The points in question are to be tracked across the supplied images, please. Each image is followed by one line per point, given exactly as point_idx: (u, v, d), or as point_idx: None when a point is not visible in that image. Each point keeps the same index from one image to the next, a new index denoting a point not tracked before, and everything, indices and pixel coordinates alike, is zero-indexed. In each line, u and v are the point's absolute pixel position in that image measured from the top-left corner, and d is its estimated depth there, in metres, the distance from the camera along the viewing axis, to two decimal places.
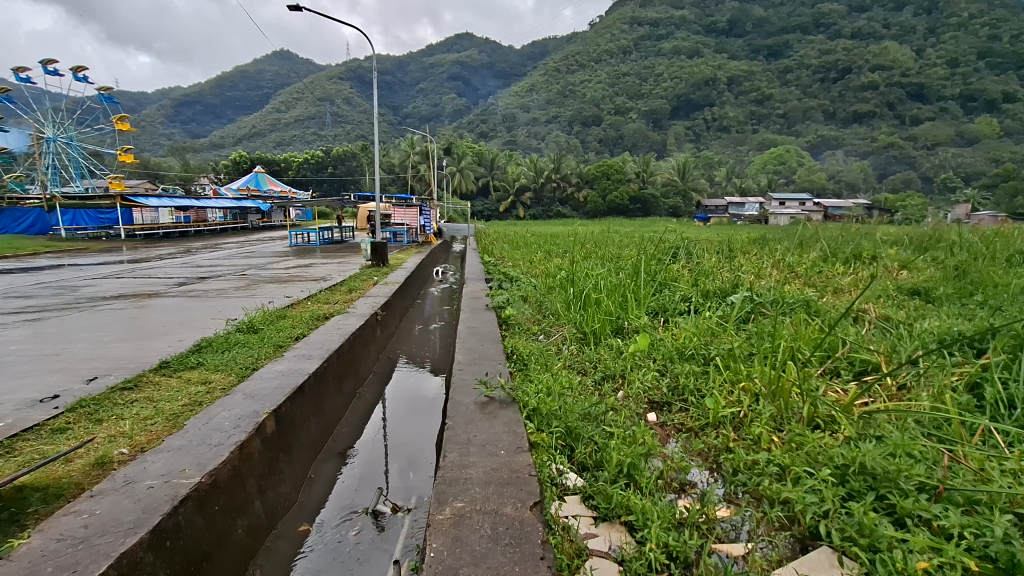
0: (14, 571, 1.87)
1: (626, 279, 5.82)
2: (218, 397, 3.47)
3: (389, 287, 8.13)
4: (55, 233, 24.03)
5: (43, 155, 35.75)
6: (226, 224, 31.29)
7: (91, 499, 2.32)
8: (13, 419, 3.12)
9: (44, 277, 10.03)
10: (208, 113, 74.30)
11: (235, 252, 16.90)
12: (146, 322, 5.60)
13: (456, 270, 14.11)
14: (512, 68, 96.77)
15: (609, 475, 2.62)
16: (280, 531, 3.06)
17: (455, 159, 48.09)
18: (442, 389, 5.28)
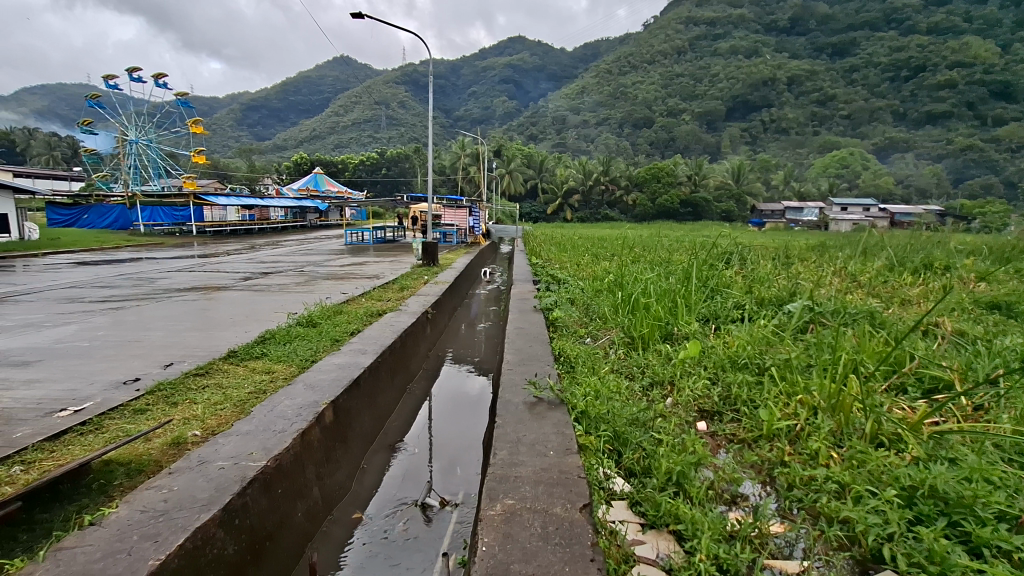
0: (104, 536, 2.05)
1: (675, 284, 5.71)
2: (281, 387, 3.66)
3: (439, 286, 8.31)
4: (136, 228, 26.01)
5: (127, 156, 38.75)
6: (286, 222, 32.92)
7: (168, 475, 2.50)
8: (102, 398, 3.41)
9: (129, 269, 10.91)
10: (273, 117, 78.39)
11: (295, 249, 17.77)
12: (216, 314, 5.97)
13: (504, 271, 14.32)
14: (563, 69, 96.27)
15: (658, 482, 2.58)
16: (336, 516, 3.20)
17: (505, 162, 48.67)
18: (486, 389, 5.35)
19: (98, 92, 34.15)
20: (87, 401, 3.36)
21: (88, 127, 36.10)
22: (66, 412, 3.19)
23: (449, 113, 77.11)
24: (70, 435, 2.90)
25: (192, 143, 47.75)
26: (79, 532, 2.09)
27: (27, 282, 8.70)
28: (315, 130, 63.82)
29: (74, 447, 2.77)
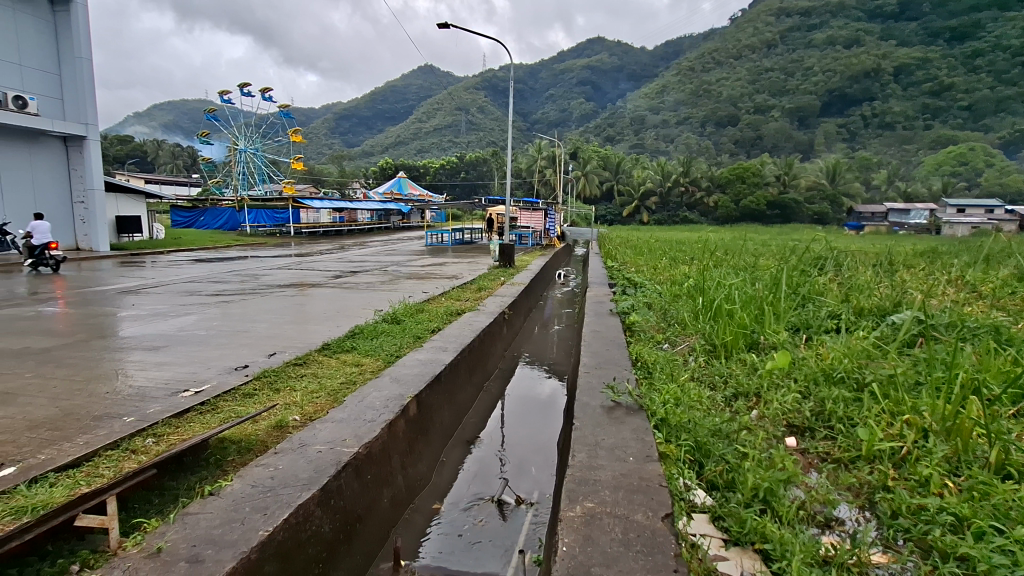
0: (221, 506, 2.29)
1: (762, 290, 5.38)
2: (370, 379, 3.90)
3: (515, 288, 8.43)
4: (244, 229, 28.54)
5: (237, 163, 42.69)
6: (372, 224, 34.77)
7: (274, 455, 2.74)
8: (218, 381, 3.81)
9: (238, 266, 12.07)
10: (362, 125, 83.26)
11: (380, 249, 18.83)
12: (312, 309, 6.45)
13: (578, 274, 14.23)
14: (644, 68, 93.68)
15: (745, 500, 2.43)
16: (417, 505, 3.36)
17: (581, 164, 48.74)
18: (558, 393, 5.35)
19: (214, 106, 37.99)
20: (206, 383, 3.77)
21: (206, 138, 40.31)
22: (189, 392, 3.59)
23: (527, 117, 77.74)
24: (192, 413, 3.27)
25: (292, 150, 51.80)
26: (200, 500, 2.34)
27: (158, 276, 9.90)
28: (399, 137, 66.92)
29: (194, 424, 3.11)
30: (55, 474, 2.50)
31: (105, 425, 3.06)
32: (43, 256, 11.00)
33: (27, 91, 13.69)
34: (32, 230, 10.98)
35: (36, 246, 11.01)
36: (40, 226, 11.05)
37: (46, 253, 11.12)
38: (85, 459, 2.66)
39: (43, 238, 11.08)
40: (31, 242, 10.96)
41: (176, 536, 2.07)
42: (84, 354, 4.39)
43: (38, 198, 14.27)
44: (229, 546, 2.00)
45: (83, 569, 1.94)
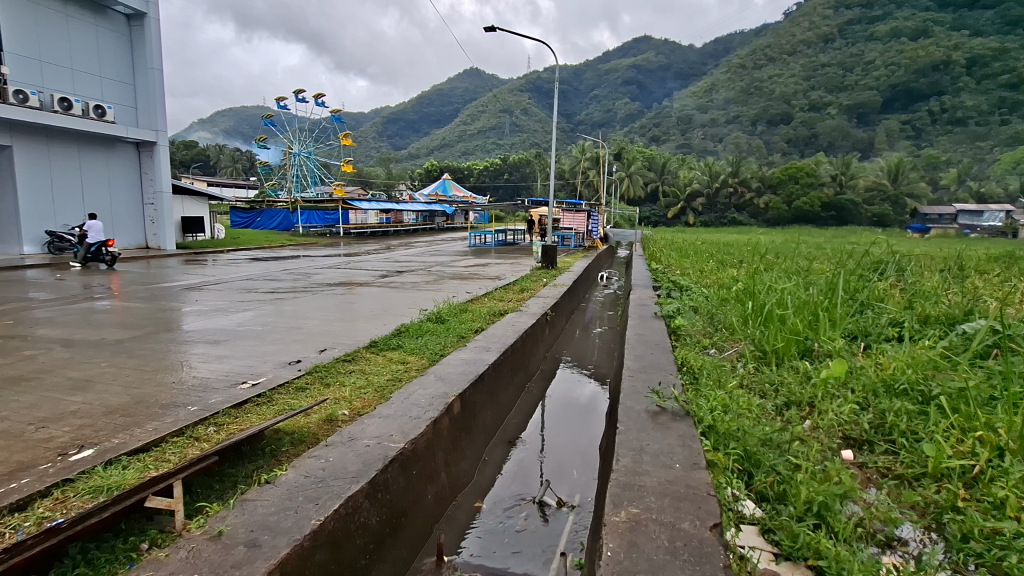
0: (276, 494, 2.39)
1: (817, 295, 5.15)
2: (415, 376, 3.99)
3: (557, 289, 8.42)
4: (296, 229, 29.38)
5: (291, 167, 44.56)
6: (417, 225, 35.53)
7: (325, 447, 2.84)
8: (273, 374, 4.00)
9: (292, 264, 12.63)
10: (409, 128, 85.39)
11: (425, 250, 19.26)
12: (361, 307, 6.67)
13: (621, 276, 14.07)
14: (692, 66, 91.16)
15: (798, 514, 2.32)
16: (460, 502, 3.40)
17: (625, 166, 48.46)
18: (598, 396, 5.30)
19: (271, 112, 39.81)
20: (262, 376, 3.96)
21: (263, 143, 42.26)
22: (247, 384, 3.78)
23: (570, 117, 77.31)
24: (250, 404, 3.43)
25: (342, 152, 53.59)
26: (257, 488, 2.45)
27: (219, 273, 10.48)
28: (444, 139, 68.02)
29: (251, 415, 3.27)
30: (127, 458, 2.69)
31: (171, 413, 3.26)
32: (104, 252, 12.10)
33: (106, 100, 14.78)
34: (90, 229, 11.96)
35: (94, 244, 12.02)
36: (95, 225, 12.05)
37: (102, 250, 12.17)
38: (154, 445, 2.84)
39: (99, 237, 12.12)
40: (89, 240, 11.96)
41: (235, 521, 2.18)
42: (153, 346, 4.69)
43: (114, 199, 15.36)
44: (284, 532, 2.10)
45: (154, 548, 2.08)
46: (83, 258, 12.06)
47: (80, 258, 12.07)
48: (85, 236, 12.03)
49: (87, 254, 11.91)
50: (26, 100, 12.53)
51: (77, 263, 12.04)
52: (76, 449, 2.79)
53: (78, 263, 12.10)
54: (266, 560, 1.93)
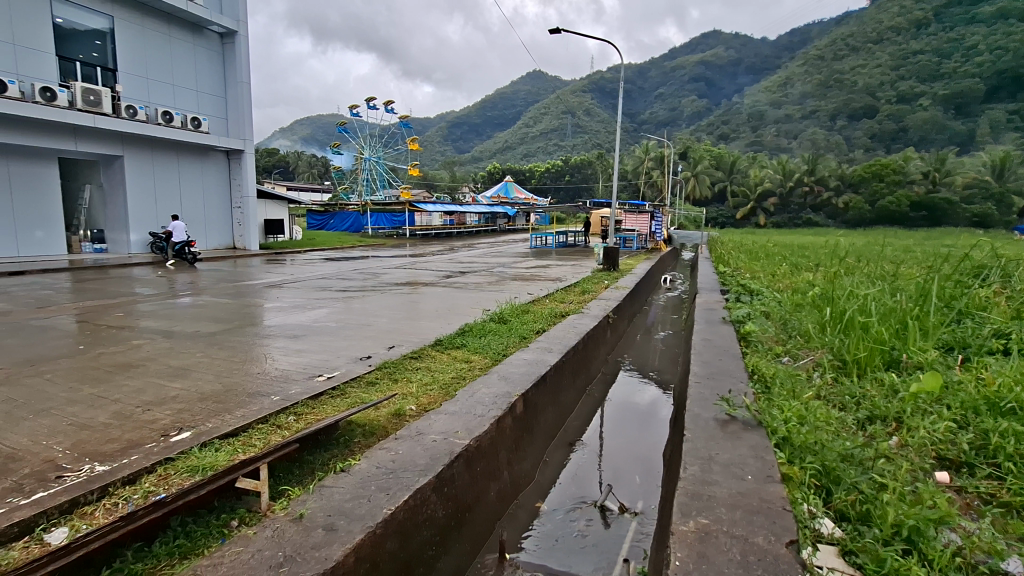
0: (350, 482, 2.52)
1: (906, 302, 4.75)
2: (479, 375, 4.07)
3: (619, 291, 8.30)
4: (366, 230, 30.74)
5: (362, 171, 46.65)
6: (479, 227, 36.15)
7: (395, 440, 2.96)
8: (346, 369, 4.21)
9: (361, 265, 13.22)
10: (473, 132, 87.23)
11: (488, 251, 19.58)
12: (427, 306, 6.90)
13: (685, 279, 13.65)
14: (764, 60, 86.26)
15: (884, 537, 2.13)
16: (521, 501, 3.44)
17: (692, 165, 47.27)
18: (660, 402, 5.17)
19: (345, 119, 41.90)
20: (336, 370, 4.18)
21: (336, 149, 44.60)
22: (323, 377, 4.01)
23: (634, 117, 75.77)
24: (325, 396, 3.64)
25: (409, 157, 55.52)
26: (333, 475, 2.60)
27: (296, 272, 11.18)
28: (507, 142, 68.83)
29: (327, 406, 3.46)
30: (219, 440, 2.94)
31: (257, 402, 3.52)
32: (187, 251, 13.39)
33: (201, 112, 16.10)
34: (173, 231, 13.26)
35: (178, 243, 13.35)
36: (178, 226, 13.33)
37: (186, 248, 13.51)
38: (242, 430, 3.07)
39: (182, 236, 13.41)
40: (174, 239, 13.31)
41: (315, 506, 2.32)
42: (240, 339, 5.06)
43: (207, 203, 16.71)
44: (358, 519, 2.21)
45: (242, 525, 2.25)
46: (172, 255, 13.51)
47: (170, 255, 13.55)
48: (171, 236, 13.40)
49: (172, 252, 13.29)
50: (135, 114, 13.85)
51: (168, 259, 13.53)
52: (176, 431, 3.07)
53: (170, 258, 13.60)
54: (343, 544, 2.04)
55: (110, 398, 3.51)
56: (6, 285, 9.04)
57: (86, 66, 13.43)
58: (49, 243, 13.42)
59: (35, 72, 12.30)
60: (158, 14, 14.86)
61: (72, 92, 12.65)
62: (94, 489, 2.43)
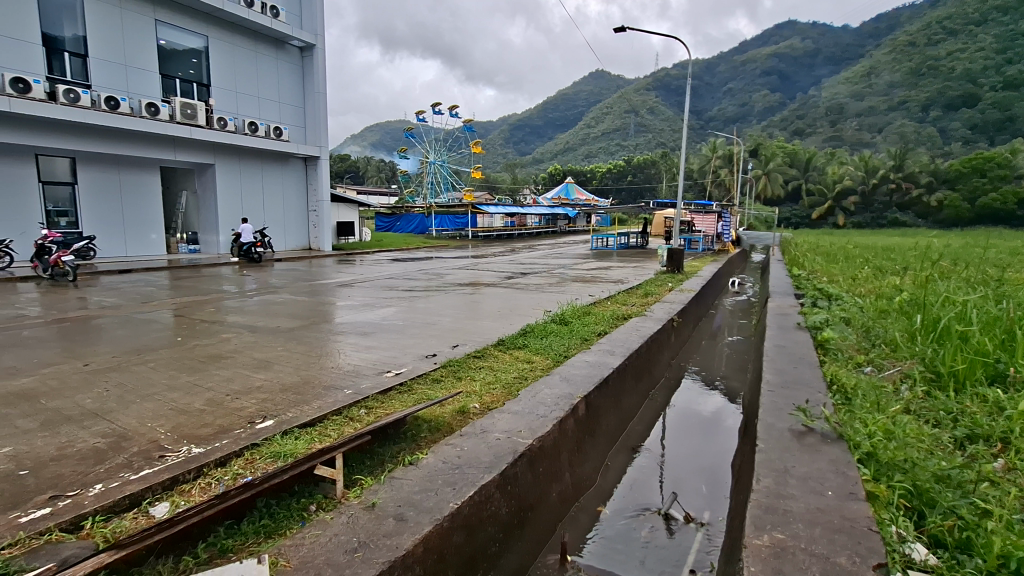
0: (419, 475, 2.61)
1: (1013, 311, 4.28)
2: (541, 376, 4.09)
3: (684, 294, 8.06)
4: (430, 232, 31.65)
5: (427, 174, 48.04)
6: (540, 228, 36.24)
7: (460, 436, 3.04)
8: (413, 365, 4.37)
9: (425, 265, 13.60)
10: (535, 134, 87.71)
11: (548, 252, 19.63)
12: (490, 307, 7.01)
13: (755, 282, 13.09)
14: (845, 50, 80.76)
15: (987, 568, 1.91)
16: (583, 504, 3.42)
17: (763, 163, 45.22)
18: (726, 411, 4.97)
19: (412, 125, 43.34)
20: (403, 366, 4.34)
21: (403, 154, 46.23)
22: (391, 373, 4.19)
23: (700, 115, 73.20)
24: (394, 391, 3.79)
25: (471, 159, 56.53)
26: (403, 467, 2.71)
27: (366, 271, 11.71)
28: (568, 143, 68.61)
29: (395, 401, 3.60)
30: (298, 429, 3.13)
31: (331, 394, 3.71)
32: (253, 251, 14.67)
33: (282, 122, 17.20)
34: (242, 232, 14.54)
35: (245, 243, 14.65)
36: (246, 227, 14.61)
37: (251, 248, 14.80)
38: (318, 421, 3.26)
39: (249, 237, 14.69)
40: (242, 240, 14.61)
41: (386, 496, 2.43)
42: (315, 334, 5.37)
43: (287, 207, 17.81)
44: (427, 511, 2.29)
45: (320, 510, 2.40)
46: (239, 254, 14.78)
47: (237, 253, 14.85)
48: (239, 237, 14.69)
49: (240, 252, 14.57)
50: (225, 125, 15.00)
51: (235, 257, 14.82)
52: (260, 418, 3.30)
53: (237, 256, 14.89)
54: (413, 534, 2.12)
55: (204, 386, 3.84)
56: (116, 282, 10.07)
57: (184, 82, 14.64)
58: (154, 245, 14.68)
59: (142, 90, 13.64)
60: (246, 32, 16.02)
61: (172, 107, 13.88)
62: (191, 468, 2.66)
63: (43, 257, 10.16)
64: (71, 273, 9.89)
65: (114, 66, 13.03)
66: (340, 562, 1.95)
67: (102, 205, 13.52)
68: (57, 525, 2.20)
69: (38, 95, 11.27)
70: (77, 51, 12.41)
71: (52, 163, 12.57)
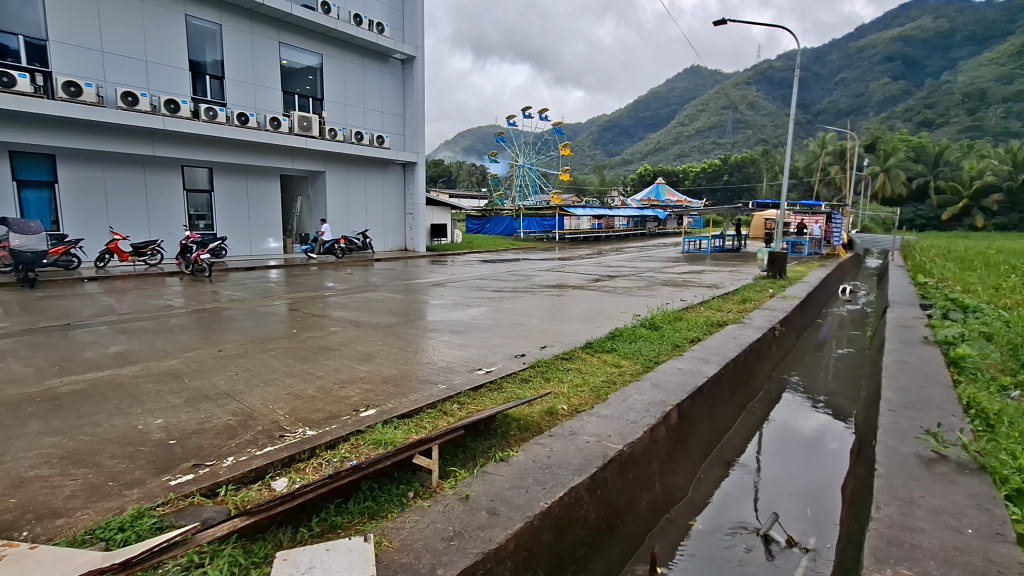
0: (510, 471, 2.67)
1: None
2: (631, 381, 4.00)
3: (787, 301, 7.51)
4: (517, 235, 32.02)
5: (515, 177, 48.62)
6: (628, 230, 35.40)
7: (550, 437, 3.06)
8: (503, 364, 4.47)
9: (514, 267, 13.80)
10: (624, 134, 86.12)
11: (637, 255, 19.11)
12: (577, 309, 6.99)
13: (870, 290, 11.88)
14: (991, 26, 70.64)
15: None
16: (673, 516, 3.31)
17: (883, 159, 40.88)
18: (835, 431, 4.55)
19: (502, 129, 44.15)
20: (493, 365, 4.46)
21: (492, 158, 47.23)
22: (482, 371, 4.31)
23: (808, 108, 67.63)
24: (484, 388, 3.91)
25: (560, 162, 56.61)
26: (494, 463, 2.78)
27: (457, 272, 12.15)
28: (659, 143, 66.49)
29: (486, 399, 3.71)
30: (397, 419, 3.33)
31: (426, 389, 3.90)
32: (335, 248, 16.16)
33: (384, 130, 18.31)
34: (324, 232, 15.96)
35: (328, 241, 16.06)
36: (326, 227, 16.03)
37: (332, 245, 16.25)
38: (415, 413, 3.45)
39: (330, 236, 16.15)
40: (324, 239, 16.02)
41: (479, 489, 2.51)
42: (411, 331, 5.68)
43: (385, 210, 18.92)
44: (519, 507, 2.34)
45: (418, 497, 2.53)
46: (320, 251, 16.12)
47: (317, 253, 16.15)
48: (321, 236, 16.05)
49: (324, 249, 15.99)
50: (334, 136, 16.25)
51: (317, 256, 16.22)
52: (364, 407, 3.55)
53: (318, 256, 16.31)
54: (504, 529, 2.18)
55: (316, 374, 4.21)
56: (241, 278, 11.25)
57: (302, 97, 16.05)
58: (273, 246, 16.27)
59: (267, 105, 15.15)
60: (355, 48, 17.24)
61: (291, 120, 15.28)
62: (305, 448, 2.92)
63: (186, 255, 11.62)
64: (207, 269, 11.22)
65: (245, 85, 14.62)
66: (437, 548, 2.05)
67: (232, 210, 15.18)
68: (198, 489, 2.51)
69: (185, 114, 12.93)
70: (216, 74, 14.07)
71: (194, 172, 14.27)
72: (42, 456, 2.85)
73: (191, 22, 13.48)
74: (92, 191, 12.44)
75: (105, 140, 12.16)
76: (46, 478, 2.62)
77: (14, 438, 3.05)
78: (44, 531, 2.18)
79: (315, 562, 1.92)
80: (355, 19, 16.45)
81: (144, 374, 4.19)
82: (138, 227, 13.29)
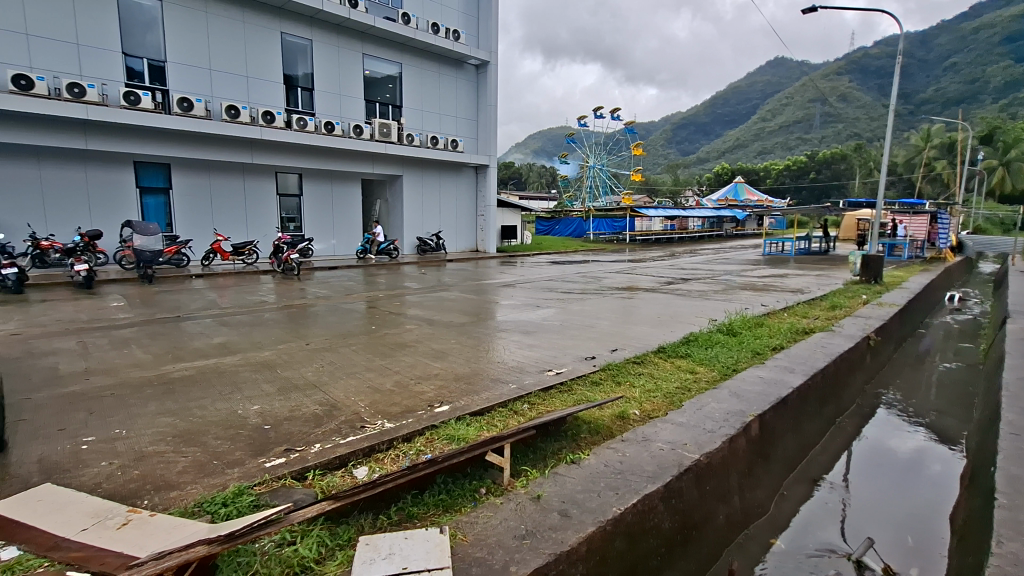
0: (582, 475, 2.65)
1: None
2: (707, 388, 3.85)
3: (884, 308, 6.90)
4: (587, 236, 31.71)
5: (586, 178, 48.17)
6: (703, 232, 33.98)
7: (622, 441, 3.01)
8: (573, 366, 4.45)
9: (584, 269, 13.67)
10: (701, 132, 82.83)
11: (713, 257, 18.30)
12: (649, 312, 6.80)
13: (984, 298, 10.63)
14: None
15: None
16: (752, 533, 3.14)
17: (1001, 151, 36.42)
18: (939, 454, 4.14)
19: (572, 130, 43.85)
20: (564, 366, 4.45)
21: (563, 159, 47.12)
22: (552, 372, 4.31)
23: (911, 98, 61.53)
24: (554, 390, 3.91)
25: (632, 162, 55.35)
26: (566, 465, 2.77)
27: (528, 273, 12.22)
28: (739, 140, 63.34)
29: (555, 400, 3.71)
30: (470, 416, 3.41)
31: (497, 388, 3.95)
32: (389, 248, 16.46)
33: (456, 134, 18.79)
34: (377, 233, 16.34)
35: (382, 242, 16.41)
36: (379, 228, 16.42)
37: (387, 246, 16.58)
38: (486, 411, 3.51)
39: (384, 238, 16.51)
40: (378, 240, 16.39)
41: (551, 490, 2.52)
42: (481, 331, 5.77)
43: (458, 211, 19.38)
44: (591, 511, 2.32)
45: (490, 494, 2.59)
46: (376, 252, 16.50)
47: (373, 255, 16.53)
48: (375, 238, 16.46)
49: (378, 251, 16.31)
50: (411, 140, 16.90)
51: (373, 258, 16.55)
52: (438, 403, 3.67)
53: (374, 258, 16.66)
54: (577, 532, 2.17)
55: (393, 369, 4.40)
56: (324, 276, 11.99)
57: (382, 105, 16.84)
58: (353, 246, 17.17)
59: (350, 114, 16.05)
60: (432, 56, 17.83)
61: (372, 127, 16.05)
62: (383, 440, 3.06)
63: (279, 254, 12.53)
64: (297, 268, 12.02)
65: (331, 95, 15.56)
66: (510, 545, 2.08)
67: (317, 212, 16.18)
68: (290, 472, 2.70)
69: (279, 124, 13.97)
70: (307, 86, 15.10)
71: (286, 178, 15.34)
72: (159, 433, 3.19)
73: (286, 39, 14.55)
74: (199, 196, 13.73)
75: (209, 150, 13.37)
76: (162, 454, 2.93)
77: (136, 416, 3.43)
78: (162, 500, 2.44)
79: (395, 548, 2.01)
80: (433, 27, 17.01)
81: (243, 363, 4.58)
82: (237, 229, 14.52)
